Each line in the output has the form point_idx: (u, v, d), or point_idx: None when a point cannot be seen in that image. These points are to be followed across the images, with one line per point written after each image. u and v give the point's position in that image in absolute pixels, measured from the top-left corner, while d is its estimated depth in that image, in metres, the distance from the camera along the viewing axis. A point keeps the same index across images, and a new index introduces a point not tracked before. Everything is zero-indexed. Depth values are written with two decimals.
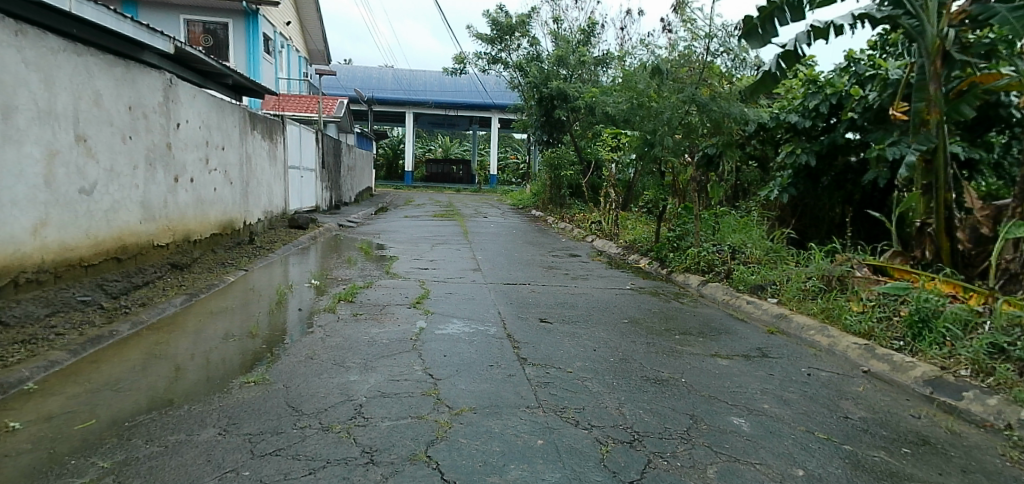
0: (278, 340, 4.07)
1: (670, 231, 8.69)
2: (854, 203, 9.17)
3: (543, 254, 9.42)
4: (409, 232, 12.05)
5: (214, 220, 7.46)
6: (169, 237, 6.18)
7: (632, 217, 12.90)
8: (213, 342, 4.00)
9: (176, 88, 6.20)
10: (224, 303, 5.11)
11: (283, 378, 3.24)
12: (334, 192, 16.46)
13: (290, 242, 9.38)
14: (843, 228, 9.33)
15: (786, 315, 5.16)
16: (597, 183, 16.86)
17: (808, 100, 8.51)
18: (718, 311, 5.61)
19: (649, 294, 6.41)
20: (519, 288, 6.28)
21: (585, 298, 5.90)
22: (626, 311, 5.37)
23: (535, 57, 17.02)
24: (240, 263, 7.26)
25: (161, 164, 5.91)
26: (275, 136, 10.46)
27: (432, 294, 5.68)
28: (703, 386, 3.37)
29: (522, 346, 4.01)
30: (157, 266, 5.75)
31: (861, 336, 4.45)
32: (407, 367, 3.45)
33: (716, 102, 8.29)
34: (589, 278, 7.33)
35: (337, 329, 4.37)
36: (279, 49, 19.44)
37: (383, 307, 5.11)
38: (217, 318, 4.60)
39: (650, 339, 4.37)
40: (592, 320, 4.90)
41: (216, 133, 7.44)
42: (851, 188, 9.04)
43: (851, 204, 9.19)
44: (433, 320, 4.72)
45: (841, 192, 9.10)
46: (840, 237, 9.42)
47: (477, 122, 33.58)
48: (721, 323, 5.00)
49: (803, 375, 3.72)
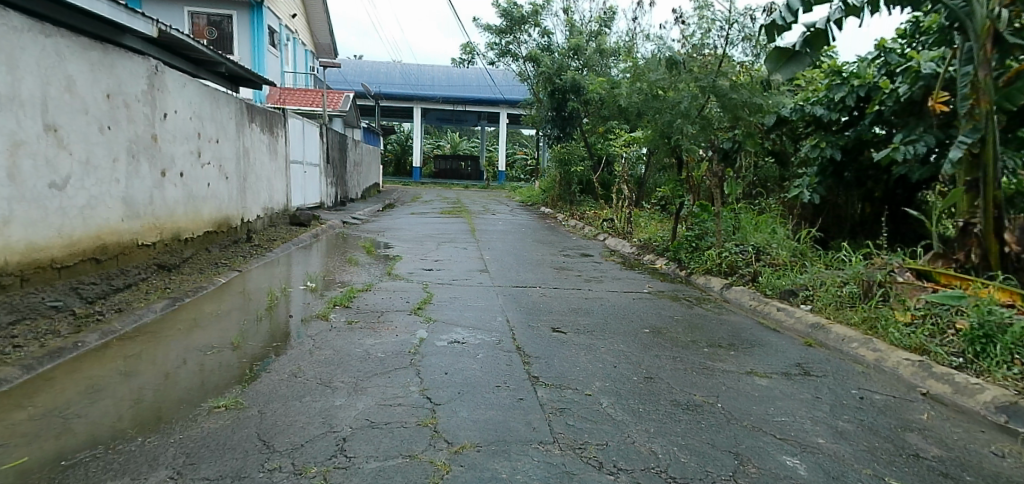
0: (264, 354, 3.64)
1: (689, 231, 8.21)
2: (874, 200, 8.72)
3: (553, 254, 8.97)
4: (415, 229, 11.64)
5: (207, 217, 7.07)
6: (157, 236, 5.78)
7: (645, 215, 12.42)
8: (191, 355, 3.59)
9: (163, 76, 5.80)
10: (211, 308, 4.71)
11: (258, 403, 2.82)
12: (339, 188, 16.09)
13: (291, 240, 8.98)
14: (865, 227, 8.83)
15: (823, 325, 4.68)
16: (608, 180, 16.37)
17: (833, 92, 8.07)
18: (746, 319, 5.15)
19: (669, 298, 5.94)
20: (528, 291, 5.84)
21: (600, 303, 5.45)
22: (646, 318, 4.91)
23: (546, 49, 16.55)
24: (235, 262, 6.87)
25: (145, 157, 5.51)
26: (275, 129, 10.06)
27: (435, 299, 5.24)
28: (742, 414, 2.92)
29: (533, 361, 3.58)
30: (142, 268, 5.35)
31: (912, 351, 3.98)
32: (402, 389, 3.02)
33: (741, 95, 7.73)
34: (603, 280, 6.88)
35: (328, 340, 3.95)
36: (284, 43, 19.07)
37: (381, 313, 4.68)
38: (201, 326, 4.19)
39: (676, 353, 3.91)
40: (609, 329, 4.46)
41: (209, 125, 7.05)
42: (871, 185, 8.62)
43: (868, 201, 8.75)
44: (434, 329, 4.28)
45: (860, 189, 8.69)
46: (864, 235, 8.86)
47: (485, 117, 33.14)
48: (751, 334, 4.54)
49: (856, 399, 3.27)
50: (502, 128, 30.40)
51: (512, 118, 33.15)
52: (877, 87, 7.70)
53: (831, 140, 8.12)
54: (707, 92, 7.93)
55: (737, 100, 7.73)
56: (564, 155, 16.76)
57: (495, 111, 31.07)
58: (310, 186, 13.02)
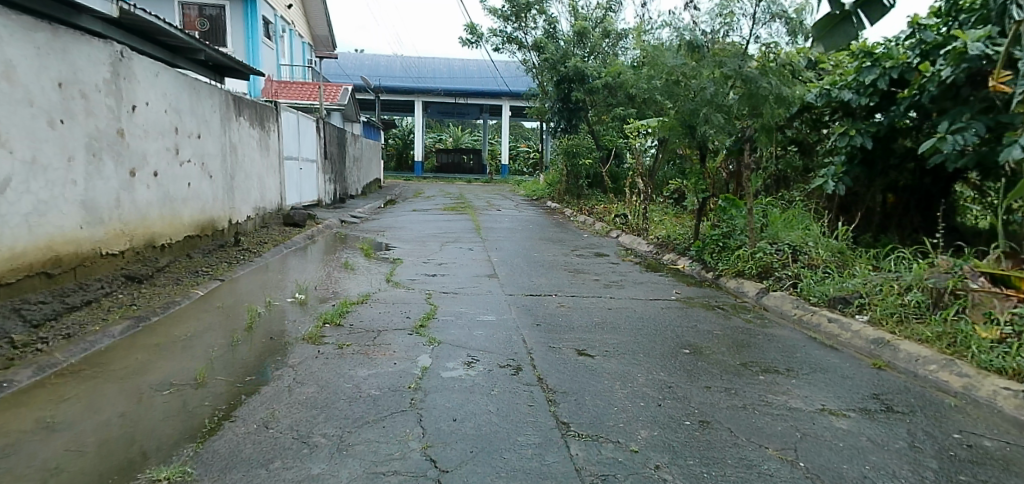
0: (230, 395, 2.99)
1: (714, 228, 7.53)
2: (898, 190, 8.07)
3: (566, 254, 8.32)
4: (417, 228, 11.00)
5: (187, 221, 6.42)
6: (125, 244, 5.14)
7: (660, 210, 11.74)
8: (142, 395, 2.95)
9: (130, 63, 5.15)
10: (183, 328, 4.09)
11: (212, 474, 2.20)
12: (338, 184, 15.46)
13: (283, 243, 8.34)
14: (890, 219, 8.18)
15: (889, 342, 4.04)
16: (618, 174, 15.69)
17: (863, 75, 7.32)
18: (795, 334, 4.49)
19: (702, 307, 5.29)
20: (544, 300, 5.21)
21: (626, 315, 4.81)
22: (682, 334, 4.28)
23: (551, 36, 15.83)
24: (218, 270, 6.24)
25: (110, 155, 4.87)
26: (267, 124, 9.41)
27: (439, 313, 4.61)
28: (833, 478, 2.30)
29: (560, 400, 2.94)
30: (107, 281, 4.73)
31: (1009, 377, 3.34)
32: (399, 447, 2.40)
33: (771, 83, 6.86)
34: (624, 284, 6.23)
35: (313, 372, 3.31)
36: (280, 34, 18.41)
37: (377, 334, 4.04)
38: (163, 354, 3.55)
39: (728, 383, 3.28)
40: (643, 351, 3.82)
41: (189, 119, 6.41)
42: (896, 175, 7.97)
43: (892, 191, 8.09)
44: (439, 354, 3.65)
45: (885, 180, 8.00)
46: (891, 229, 8.20)
47: (487, 110, 32.40)
48: (808, 356, 3.91)
49: (964, 449, 2.63)
50: (504, 121, 29.64)
51: (515, 110, 32.39)
52: (911, 69, 6.90)
53: (860, 128, 7.42)
54: (731, 79, 7.10)
55: (766, 89, 6.87)
56: (571, 147, 15.72)
57: (498, 103, 30.29)
58: (306, 183, 12.36)
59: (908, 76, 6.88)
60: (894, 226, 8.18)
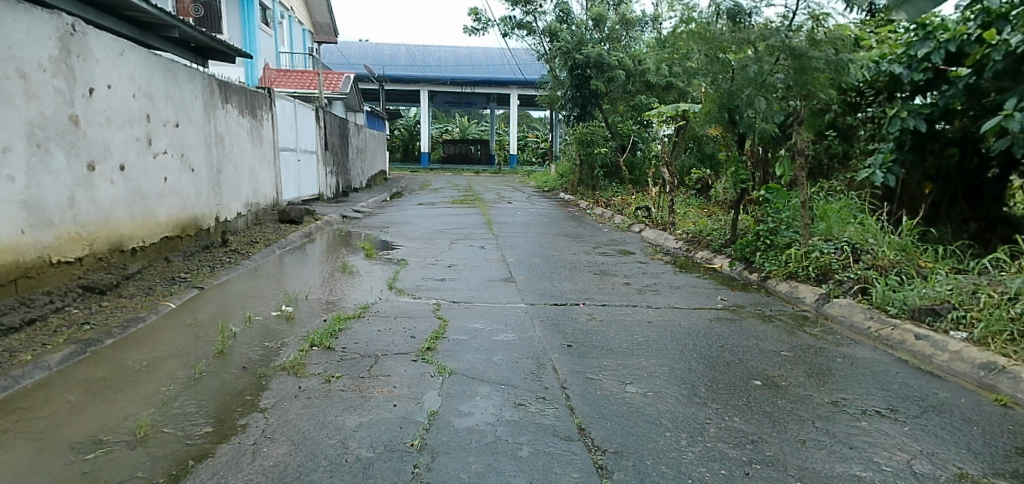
0: (173, 459, 2.24)
1: (758, 222, 6.72)
2: (937, 179, 7.20)
3: (587, 252, 7.56)
4: (424, 223, 10.27)
5: (164, 220, 5.70)
6: (85, 249, 4.42)
7: (684, 204, 10.91)
8: (55, 462, 2.22)
9: (84, 39, 4.42)
10: (137, 354, 3.35)
11: None
12: (341, 177, 14.74)
13: (275, 242, 7.59)
14: (935, 209, 7.34)
15: (1007, 368, 3.26)
16: (635, 163, 14.84)
17: (915, 48, 6.53)
18: (880, 356, 3.70)
19: (758, 320, 4.50)
20: (572, 312, 4.45)
21: (672, 331, 4.03)
22: (745, 358, 3.52)
23: (563, 21, 14.93)
24: (197, 275, 5.50)
25: (62, 146, 4.17)
26: (259, 112, 8.66)
27: (449, 332, 3.88)
28: None
29: (614, 467, 2.19)
30: (58, 294, 4.02)
31: None
32: None
33: (824, 54, 6.00)
34: (659, 290, 5.45)
35: (289, 419, 2.57)
36: (279, 22, 17.69)
37: (375, 362, 3.30)
38: (102, 396, 2.81)
39: (830, 435, 2.52)
40: (705, 384, 3.06)
41: (164, 105, 5.68)
42: (932, 162, 7.07)
43: (930, 178, 7.24)
44: (451, 390, 2.91)
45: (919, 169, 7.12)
46: (937, 219, 7.35)
47: (494, 99, 31.53)
48: (909, 388, 3.14)
49: None
50: (512, 109, 28.68)
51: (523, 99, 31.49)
52: (972, 41, 6.05)
53: (914, 108, 6.52)
54: (776, 50, 6.24)
55: (818, 62, 6.01)
56: (585, 136, 14.77)
57: (506, 92, 29.41)
58: (306, 176, 11.65)
59: (968, 49, 6.05)
60: (942, 215, 7.34)
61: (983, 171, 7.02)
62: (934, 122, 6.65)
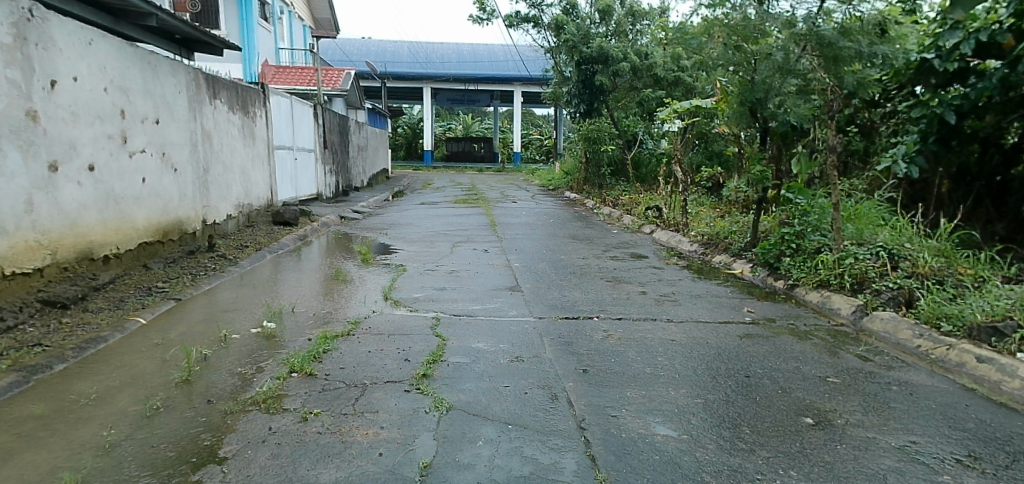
0: None
1: (783, 225, 6.17)
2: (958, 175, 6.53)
3: (597, 256, 7.11)
4: (426, 224, 9.83)
5: (142, 225, 5.25)
6: (45, 259, 3.98)
7: (696, 203, 10.45)
8: None
9: (43, 24, 3.98)
10: (89, 385, 2.92)
11: None
12: (341, 175, 14.32)
13: (265, 246, 7.13)
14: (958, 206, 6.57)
15: None
16: (643, 160, 14.33)
17: (942, 39, 5.86)
18: (940, 383, 3.25)
19: (792, 336, 4.04)
20: (585, 328, 4.00)
21: (700, 352, 3.58)
22: (788, 387, 3.07)
23: (568, 14, 14.47)
24: (176, 284, 5.06)
25: (18, 144, 3.73)
26: (250, 108, 8.20)
27: (448, 353, 3.43)
28: None
29: None
30: (10, 311, 3.59)
31: None
32: None
33: (858, 43, 5.50)
34: (679, 300, 5.00)
35: (254, 476, 2.14)
36: (278, 17, 17.29)
37: (361, 393, 2.85)
38: (34, 441, 2.38)
39: None
40: (746, 423, 2.61)
41: (141, 100, 5.24)
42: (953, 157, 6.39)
43: (951, 176, 6.57)
44: (449, 432, 2.47)
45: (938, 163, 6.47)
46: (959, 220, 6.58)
47: (498, 96, 31.10)
48: (985, 428, 2.68)
49: None
50: (516, 106, 28.17)
51: (527, 96, 31.01)
52: (1006, 31, 5.45)
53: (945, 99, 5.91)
54: (806, 38, 5.74)
55: (852, 52, 5.51)
56: (592, 133, 14.37)
57: (510, 89, 28.91)
58: (302, 175, 11.18)
59: (1001, 40, 5.44)
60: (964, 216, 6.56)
61: (1008, 166, 6.28)
62: (966, 117, 6.01)
